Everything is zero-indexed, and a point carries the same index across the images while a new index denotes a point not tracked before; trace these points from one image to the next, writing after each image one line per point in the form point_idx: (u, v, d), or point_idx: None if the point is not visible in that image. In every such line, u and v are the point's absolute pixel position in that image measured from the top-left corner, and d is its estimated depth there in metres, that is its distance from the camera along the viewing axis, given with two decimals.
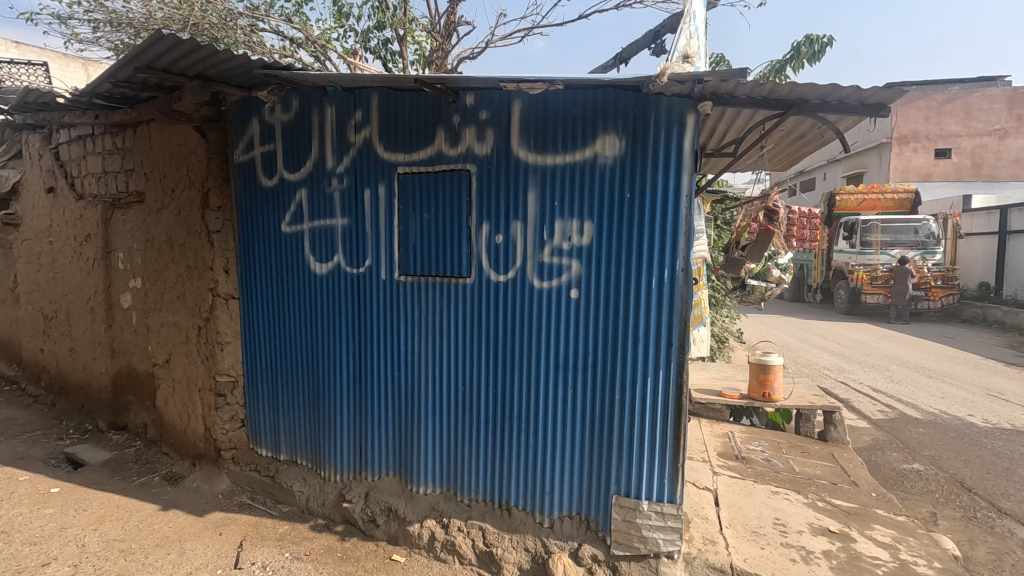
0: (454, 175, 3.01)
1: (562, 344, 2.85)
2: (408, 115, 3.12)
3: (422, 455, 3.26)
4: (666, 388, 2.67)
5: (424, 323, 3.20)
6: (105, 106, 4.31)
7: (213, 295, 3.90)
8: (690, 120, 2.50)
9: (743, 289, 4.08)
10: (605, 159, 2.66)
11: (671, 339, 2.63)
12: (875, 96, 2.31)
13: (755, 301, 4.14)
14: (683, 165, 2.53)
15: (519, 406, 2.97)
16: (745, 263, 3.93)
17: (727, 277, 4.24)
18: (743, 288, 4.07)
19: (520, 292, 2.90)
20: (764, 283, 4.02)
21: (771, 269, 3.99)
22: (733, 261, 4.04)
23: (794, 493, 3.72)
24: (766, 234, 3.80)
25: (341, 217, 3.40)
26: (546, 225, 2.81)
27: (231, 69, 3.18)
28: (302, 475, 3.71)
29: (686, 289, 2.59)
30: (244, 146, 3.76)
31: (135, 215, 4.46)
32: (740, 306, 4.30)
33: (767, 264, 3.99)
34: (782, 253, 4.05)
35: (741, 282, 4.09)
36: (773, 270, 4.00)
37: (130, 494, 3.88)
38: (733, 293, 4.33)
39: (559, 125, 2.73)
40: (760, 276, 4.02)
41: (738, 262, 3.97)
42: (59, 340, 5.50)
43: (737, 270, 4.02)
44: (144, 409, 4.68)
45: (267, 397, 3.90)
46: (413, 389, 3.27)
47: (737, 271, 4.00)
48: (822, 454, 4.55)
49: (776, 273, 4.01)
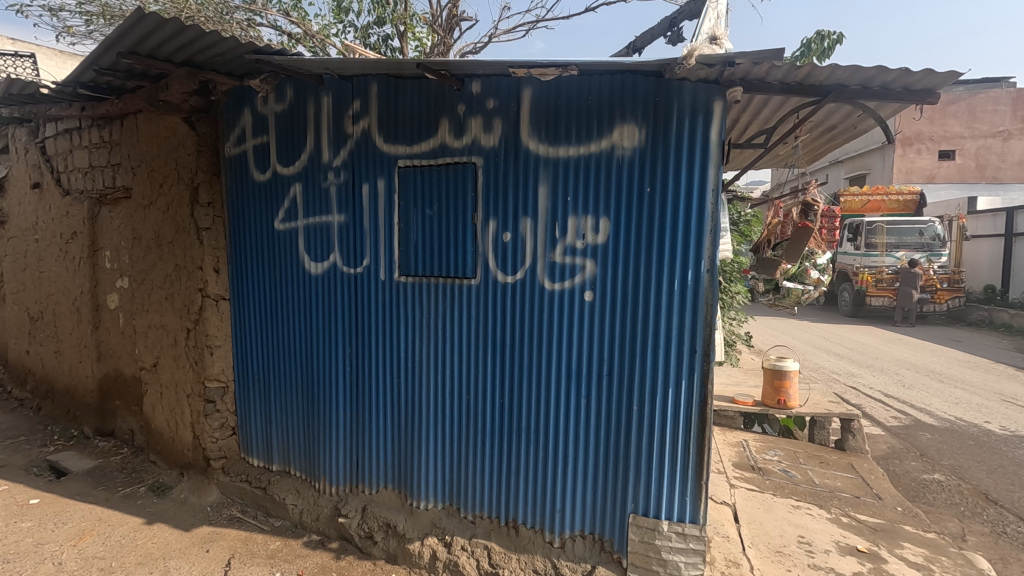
0: (459, 169, 2.81)
1: (574, 352, 2.64)
2: (409, 104, 2.92)
3: (422, 470, 3.06)
4: (689, 399, 2.47)
5: (425, 326, 2.99)
6: (91, 97, 4.10)
7: (202, 296, 3.68)
8: (717, 106, 2.28)
9: (776, 291, 3.86)
10: (623, 150, 2.46)
11: (694, 345, 2.43)
12: (924, 82, 2.10)
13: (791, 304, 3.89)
14: (709, 157, 2.32)
15: (527, 419, 2.77)
16: (780, 264, 3.73)
17: (758, 280, 4.02)
18: (778, 291, 3.84)
19: (530, 294, 2.70)
20: (800, 285, 3.78)
21: (808, 271, 3.75)
22: (765, 261, 3.88)
23: (817, 507, 3.52)
24: (803, 232, 3.53)
25: (337, 213, 3.19)
26: (558, 222, 2.60)
27: (220, 54, 2.98)
28: (296, 487, 3.50)
29: (711, 292, 2.39)
30: (236, 138, 3.56)
31: (122, 211, 4.26)
32: (773, 311, 4.05)
33: (803, 264, 3.76)
34: (821, 252, 3.80)
35: (774, 285, 3.89)
36: (810, 270, 3.76)
37: (114, 506, 3.67)
38: (764, 298, 4.09)
39: (572, 113, 2.53)
40: (795, 278, 3.79)
41: (771, 262, 3.77)
42: (45, 342, 5.29)
43: (768, 269, 3.84)
44: (131, 415, 4.46)
45: (259, 404, 3.69)
46: (414, 399, 3.06)
47: (770, 271, 3.80)
48: (842, 465, 4.34)
49: (814, 275, 3.76)
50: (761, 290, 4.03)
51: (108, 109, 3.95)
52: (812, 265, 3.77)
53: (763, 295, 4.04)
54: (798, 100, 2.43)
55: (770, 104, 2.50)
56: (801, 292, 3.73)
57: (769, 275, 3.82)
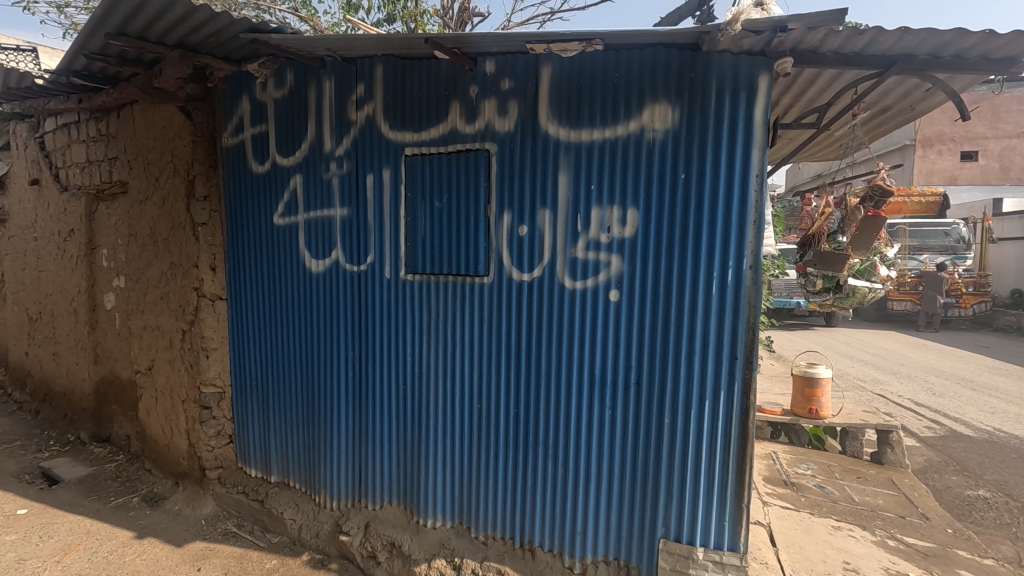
0: (471, 156, 2.57)
1: (597, 358, 2.38)
2: (418, 86, 2.68)
3: (430, 486, 2.81)
4: (727, 411, 2.20)
5: (433, 328, 2.75)
6: (87, 88, 3.93)
7: (198, 296, 3.47)
8: (763, 82, 2.02)
9: (838, 290, 3.42)
10: (654, 133, 2.19)
11: (735, 351, 2.16)
12: (1006, 50, 1.82)
13: (848, 306, 3.57)
14: (753, 138, 2.05)
15: (544, 432, 2.52)
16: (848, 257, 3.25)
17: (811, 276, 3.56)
18: (841, 288, 3.40)
19: (549, 294, 2.44)
20: (867, 283, 3.47)
21: (876, 266, 3.49)
22: (826, 255, 3.37)
23: (859, 528, 3.21)
24: (874, 221, 3.19)
25: (339, 206, 2.97)
26: (580, 213, 2.35)
27: (214, 33, 2.76)
28: (294, 500, 3.27)
29: (754, 291, 2.12)
30: (233, 128, 3.34)
31: (119, 207, 4.07)
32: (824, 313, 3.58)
33: (871, 260, 3.48)
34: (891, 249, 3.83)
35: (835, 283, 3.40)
36: (877, 267, 3.50)
37: (104, 518, 3.46)
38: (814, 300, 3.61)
39: (596, 93, 2.28)
40: (863, 275, 3.48)
41: (836, 257, 3.28)
42: (43, 343, 5.12)
43: (833, 266, 3.34)
44: (127, 421, 4.27)
45: (258, 410, 3.47)
46: (421, 408, 2.82)
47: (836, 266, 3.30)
48: (881, 480, 4.02)
49: (881, 272, 3.50)
50: (814, 290, 3.55)
51: (104, 99, 3.77)
52: (878, 263, 3.53)
53: (816, 294, 3.55)
54: (852, 76, 2.15)
55: (820, 82, 2.23)
56: (868, 290, 3.44)
57: (835, 271, 3.31)
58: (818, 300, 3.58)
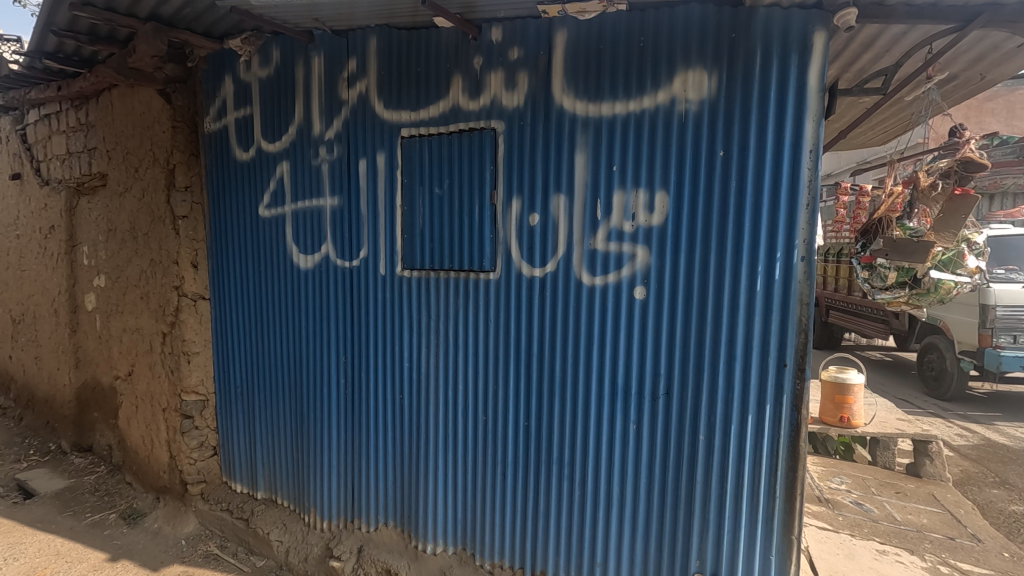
0: (476, 136, 2.28)
1: (620, 364, 2.08)
2: (416, 59, 2.39)
3: (429, 507, 2.52)
4: (773, 426, 1.89)
5: (433, 330, 2.46)
6: (65, 73, 3.66)
7: (178, 295, 3.18)
8: (818, 40, 1.71)
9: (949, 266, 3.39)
10: (686, 104, 1.89)
11: (783, 357, 1.84)
12: None
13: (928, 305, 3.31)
14: (806, 108, 1.74)
15: (558, 449, 2.22)
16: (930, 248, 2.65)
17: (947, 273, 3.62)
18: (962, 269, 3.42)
19: (564, 293, 2.15)
20: (953, 274, 2.94)
21: (964, 256, 2.99)
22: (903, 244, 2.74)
23: (906, 553, 2.88)
24: (966, 199, 2.60)
25: (330, 195, 2.68)
26: (599, 199, 2.04)
27: (190, 3, 2.48)
28: (282, 519, 2.98)
29: (806, 286, 1.80)
30: (215, 112, 3.07)
31: (99, 201, 3.80)
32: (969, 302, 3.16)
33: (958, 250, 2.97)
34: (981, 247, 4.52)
35: (911, 276, 2.92)
36: (963, 257, 2.99)
37: (76, 537, 3.18)
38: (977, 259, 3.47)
39: (619, 60, 1.98)
40: (947, 266, 2.95)
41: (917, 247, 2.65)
42: (26, 347, 4.86)
43: (909, 256, 2.71)
44: (109, 429, 3.99)
45: (243, 420, 3.19)
46: (419, 421, 2.53)
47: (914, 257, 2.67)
48: (922, 496, 3.69)
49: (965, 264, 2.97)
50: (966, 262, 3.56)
51: (81, 84, 3.50)
52: (965, 252, 3.02)
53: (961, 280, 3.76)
54: (919, 35, 1.85)
55: (879, 44, 1.93)
56: (954, 285, 2.92)
57: (914, 262, 2.70)
58: (887, 296, 3.06)
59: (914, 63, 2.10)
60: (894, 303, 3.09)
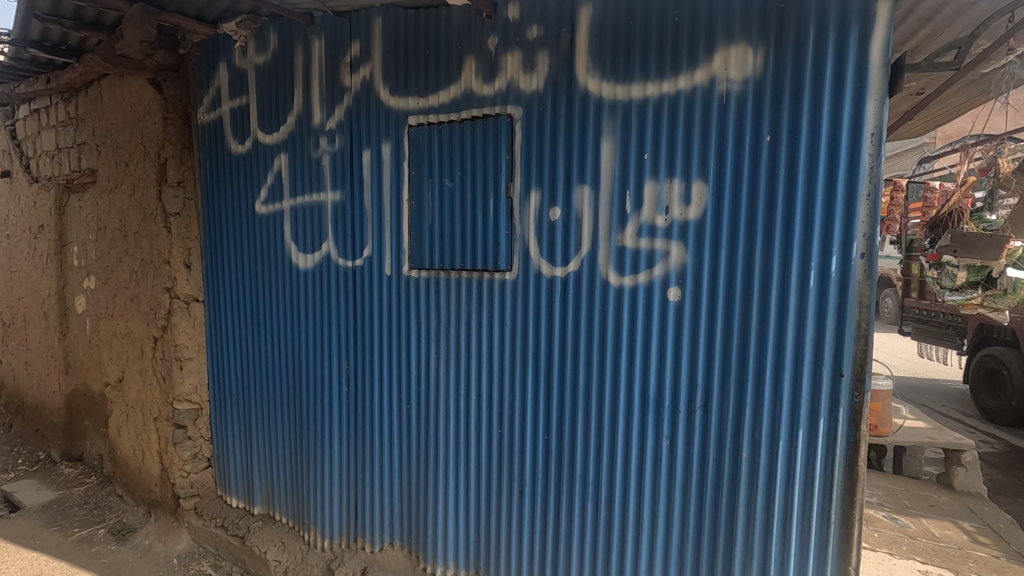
0: (492, 123, 2.09)
1: (651, 373, 1.88)
2: (425, 40, 2.20)
3: (437, 527, 2.33)
4: (827, 445, 1.68)
5: (443, 334, 2.27)
6: (52, 64, 3.47)
7: (170, 298, 2.99)
8: (882, 8, 1.51)
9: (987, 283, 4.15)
10: (727, 85, 1.69)
11: (838, 367, 1.64)
12: None
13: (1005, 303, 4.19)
14: (868, 86, 1.54)
15: (582, 466, 2.02)
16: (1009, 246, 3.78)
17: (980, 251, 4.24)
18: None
19: (590, 294, 1.95)
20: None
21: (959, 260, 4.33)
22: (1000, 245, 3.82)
23: (951, 573, 2.68)
24: None
25: (331, 190, 2.49)
26: (629, 191, 1.85)
27: None
28: (280, 538, 2.79)
29: (866, 287, 1.60)
30: (209, 102, 2.88)
31: (89, 198, 3.61)
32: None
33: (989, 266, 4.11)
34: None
35: (982, 276, 4.14)
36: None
37: (62, 554, 2.99)
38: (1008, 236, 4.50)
39: (652, 38, 1.79)
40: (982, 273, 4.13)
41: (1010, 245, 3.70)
42: (15, 350, 4.67)
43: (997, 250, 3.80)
44: (99, 438, 3.80)
45: (239, 430, 3.00)
46: (426, 433, 2.34)
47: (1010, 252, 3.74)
48: (958, 508, 3.48)
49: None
50: (965, 286, 4.29)
51: (69, 75, 3.31)
52: None
53: (964, 290, 4.32)
54: (990, 4, 1.68)
55: (943, 14, 1.75)
56: None
57: (989, 258, 3.89)
58: (960, 296, 4.42)
59: (992, 32, 1.92)
60: (971, 303, 4.39)
